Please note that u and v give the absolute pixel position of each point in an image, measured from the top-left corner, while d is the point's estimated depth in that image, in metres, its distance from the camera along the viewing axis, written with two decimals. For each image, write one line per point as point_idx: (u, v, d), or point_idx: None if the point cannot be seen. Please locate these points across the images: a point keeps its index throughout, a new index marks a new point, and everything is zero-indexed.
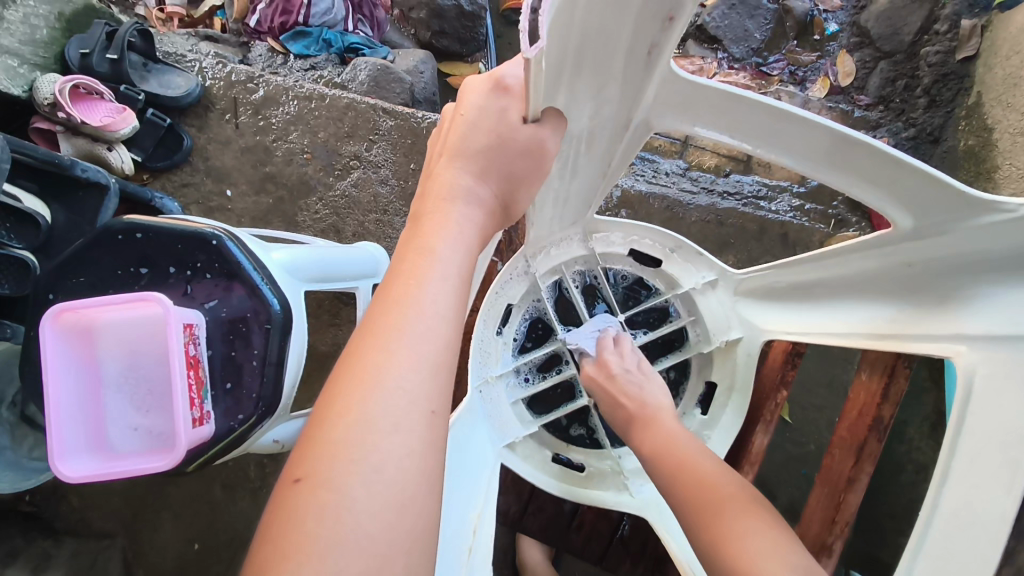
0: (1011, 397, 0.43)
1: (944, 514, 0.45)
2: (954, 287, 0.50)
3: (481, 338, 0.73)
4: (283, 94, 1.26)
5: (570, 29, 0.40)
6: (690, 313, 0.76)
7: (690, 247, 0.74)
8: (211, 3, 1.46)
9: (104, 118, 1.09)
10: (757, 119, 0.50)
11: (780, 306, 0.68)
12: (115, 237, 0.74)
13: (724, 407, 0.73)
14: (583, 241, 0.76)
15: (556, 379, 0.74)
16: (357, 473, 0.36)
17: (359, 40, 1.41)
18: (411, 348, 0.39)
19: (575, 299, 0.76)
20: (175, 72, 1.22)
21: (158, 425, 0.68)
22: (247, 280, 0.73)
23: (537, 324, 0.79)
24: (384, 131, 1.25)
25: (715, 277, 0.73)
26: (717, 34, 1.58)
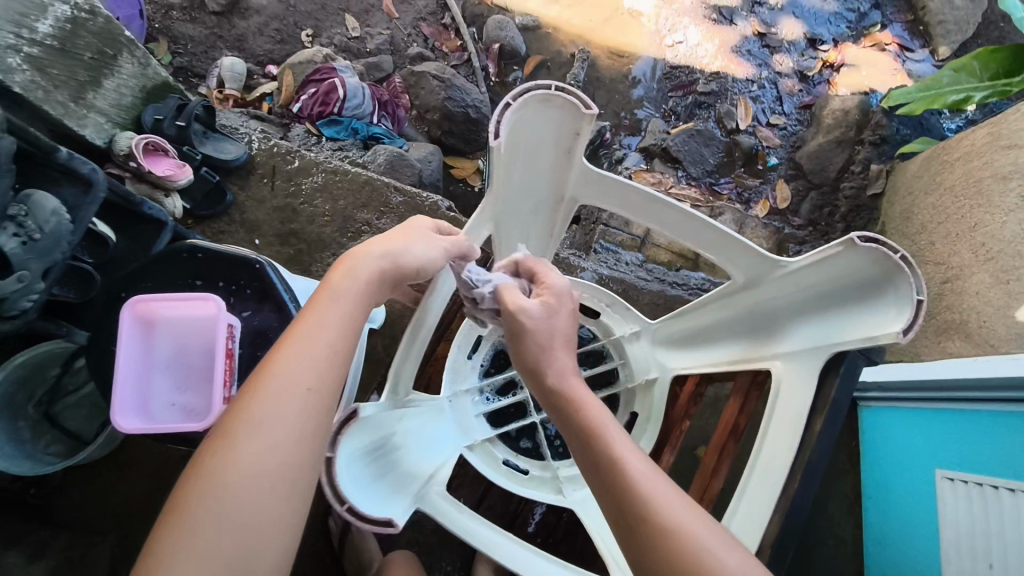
0: (798, 392, 0.65)
1: (757, 470, 0.66)
2: (776, 326, 0.71)
3: (454, 359, 0.94)
4: (314, 168, 1.52)
5: (517, 134, 0.65)
6: (621, 357, 0.97)
7: (622, 305, 0.96)
8: (262, 90, 1.77)
9: (167, 171, 1.35)
10: (643, 204, 0.72)
11: (682, 351, 0.90)
12: (180, 254, 0.94)
13: (641, 433, 0.93)
14: None
15: (513, 399, 0.94)
16: (254, 422, 0.57)
17: (381, 131, 1.71)
18: (302, 349, 0.60)
19: None
20: (228, 140, 1.49)
21: (193, 402, 0.87)
22: (278, 298, 0.94)
23: (499, 354, 0.99)
24: (395, 205, 1.51)
25: (640, 329, 0.95)
26: (678, 156, 1.90)
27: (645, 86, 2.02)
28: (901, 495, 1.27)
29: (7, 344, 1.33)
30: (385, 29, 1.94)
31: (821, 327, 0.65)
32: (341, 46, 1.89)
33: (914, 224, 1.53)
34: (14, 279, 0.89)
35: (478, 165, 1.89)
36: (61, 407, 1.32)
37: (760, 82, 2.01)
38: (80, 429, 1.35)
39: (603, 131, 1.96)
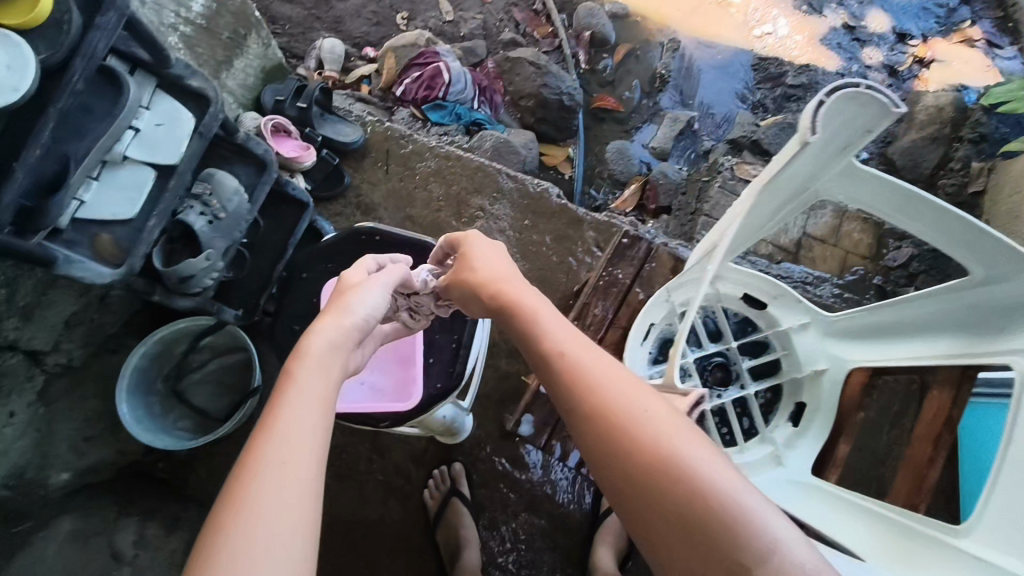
0: None
1: (1010, 462, 0.65)
2: (1013, 322, 0.70)
3: (631, 348, 0.97)
4: (426, 152, 1.53)
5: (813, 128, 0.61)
6: (785, 348, 0.99)
7: (790, 296, 0.95)
8: (360, 72, 1.76)
9: (293, 153, 1.36)
10: (898, 198, 0.71)
11: (863, 344, 0.91)
12: (367, 239, 0.99)
13: (811, 422, 0.95)
14: (710, 283, 0.98)
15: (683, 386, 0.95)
16: (261, 489, 0.53)
17: (483, 117, 1.71)
18: (292, 410, 0.59)
19: (699, 328, 0.98)
20: (344, 123, 1.49)
21: (380, 384, 0.95)
22: None
23: (666, 343, 1.01)
24: (507, 191, 1.52)
25: (808, 320, 0.95)
26: (770, 149, 1.84)
27: (711, 90, 2.01)
28: None
29: (134, 319, 1.34)
30: (478, 15, 1.94)
31: None
32: (436, 30, 1.90)
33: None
34: (205, 256, 0.90)
35: (570, 153, 1.90)
36: (189, 383, 1.32)
37: (849, 76, 2.00)
38: (207, 406, 1.33)
39: (693, 122, 1.96)
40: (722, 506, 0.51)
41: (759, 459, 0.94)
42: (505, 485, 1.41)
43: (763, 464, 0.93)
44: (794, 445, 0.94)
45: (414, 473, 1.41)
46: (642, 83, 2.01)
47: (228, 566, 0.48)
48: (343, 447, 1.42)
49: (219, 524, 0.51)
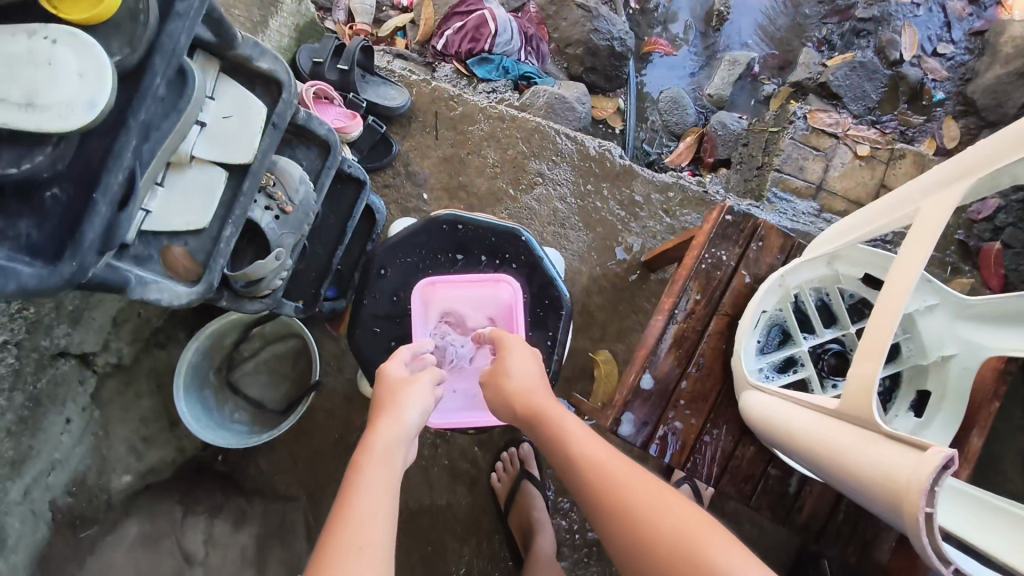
0: None
1: None
2: None
3: (744, 338, 0.88)
4: (478, 114, 1.41)
5: None
6: (905, 331, 0.91)
7: (918, 276, 0.87)
8: (395, 24, 1.62)
9: (338, 122, 1.24)
10: None
11: (1001, 329, 0.82)
12: (442, 227, 0.87)
13: (937, 410, 0.87)
14: (827, 264, 0.88)
15: (799, 379, 0.87)
16: None
17: (532, 70, 1.57)
18: (359, 506, 0.59)
19: (814, 314, 0.89)
20: (388, 85, 1.37)
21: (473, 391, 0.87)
22: (546, 274, 0.87)
23: (775, 329, 0.92)
24: (566, 153, 1.41)
25: (937, 302, 0.87)
26: (839, 92, 1.69)
27: (737, 22, 1.86)
28: None
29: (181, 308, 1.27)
30: None
31: None
32: None
33: None
34: (275, 258, 0.81)
35: (619, 105, 1.75)
36: (242, 375, 1.26)
37: (925, 6, 1.82)
38: (262, 397, 1.27)
39: (753, 64, 1.81)
40: None
41: None
42: None
43: None
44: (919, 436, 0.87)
45: (480, 456, 1.37)
46: (696, 23, 1.86)
47: None
48: None
49: None
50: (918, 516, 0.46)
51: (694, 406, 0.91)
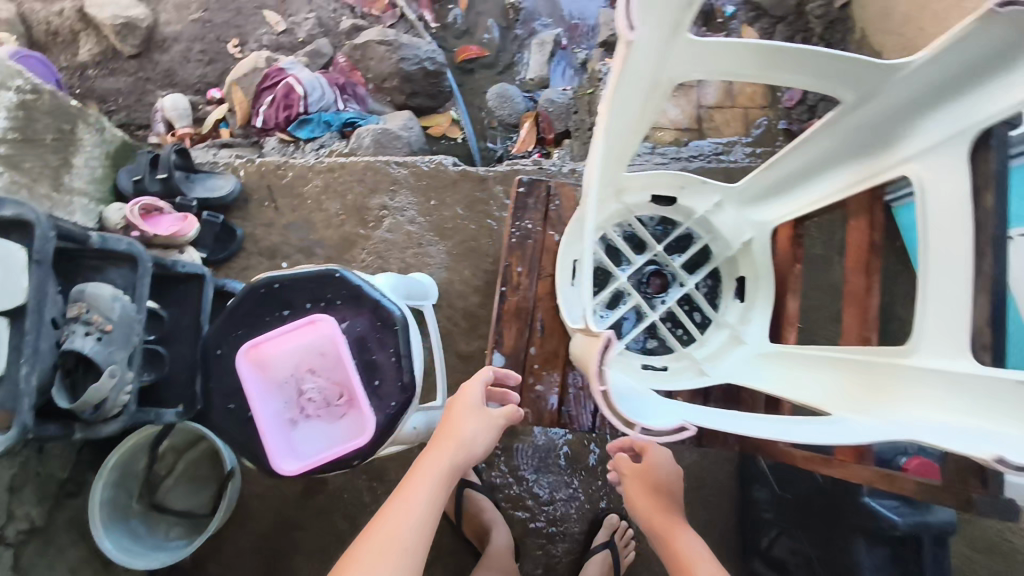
0: (948, 176, 0.62)
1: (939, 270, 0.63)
2: (893, 135, 0.69)
3: (565, 291, 0.93)
4: (309, 173, 1.47)
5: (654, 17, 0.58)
6: (709, 232, 0.98)
7: (696, 182, 0.95)
8: (215, 117, 1.66)
9: (172, 228, 1.28)
10: (767, 56, 0.65)
11: (777, 199, 0.91)
12: (260, 292, 0.91)
13: (756, 290, 0.95)
14: (616, 199, 0.95)
15: (626, 310, 0.94)
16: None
17: (353, 114, 1.63)
18: (405, 522, 0.73)
19: (622, 247, 0.96)
20: (214, 176, 1.42)
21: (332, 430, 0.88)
22: (370, 298, 0.92)
23: (597, 272, 0.99)
24: (401, 179, 1.47)
25: (720, 198, 0.95)
26: None
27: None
28: None
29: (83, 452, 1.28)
30: (309, 12, 1.82)
31: (946, 116, 0.63)
32: (272, 46, 1.78)
33: (894, 19, 1.50)
34: (108, 375, 0.85)
35: (454, 116, 1.82)
36: (165, 492, 1.29)
37: None
38: (189, 506, 1.30)
39: (560, 39, 1.90)
40: None
41: (721, 347, 0.94)
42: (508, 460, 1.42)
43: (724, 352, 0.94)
44: (748, 319, 0.94)
45: None
46: (497, 20, 1.95)
47: None
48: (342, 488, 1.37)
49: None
50: (598, 392, 0.62)
51: (549, 366, 0.96)
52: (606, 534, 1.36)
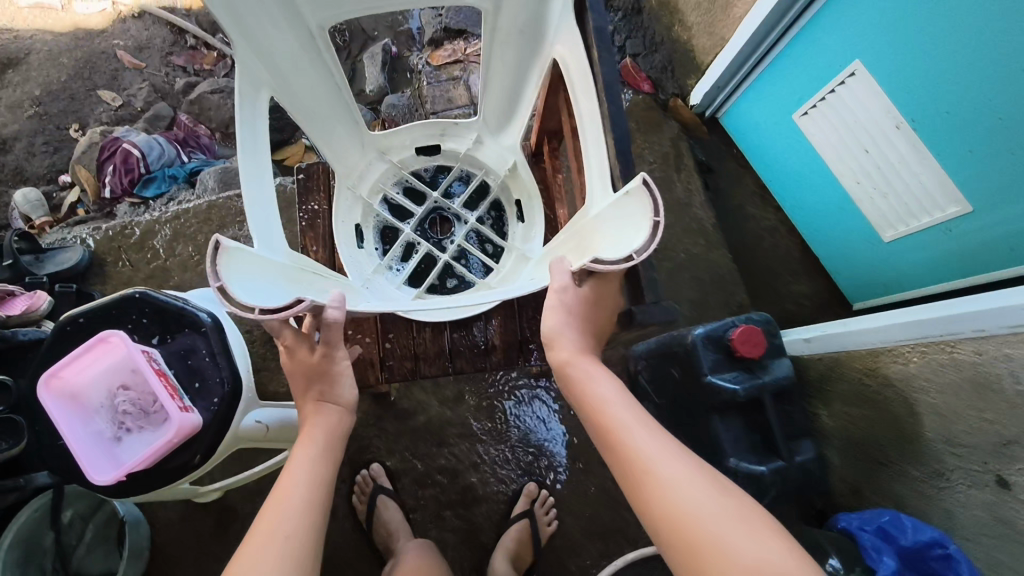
0: (572, 49, 0.83)
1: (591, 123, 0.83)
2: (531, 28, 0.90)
3: (349, 254, 1.08)
4: (156, 225, 1.52)
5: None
6: (480, 168, 1.16)
7: (450, 126, 1.15)
8: (69, 201, 1.71)
9: (26, 305, 1.29)
10: None
11: (507, 120, 1.10)
12: (65, 329, 0.96)
13: (528, 200, 1.13)
14: (382, 157, 1.15)
15: (414, 256, 1.09)
16: (259, 542, 0.69)
17: (197, 163, 1.70)
18: (287, 482, 0.78)
19: (401, 202, 1.14)
20: (63, 250, 1.47)
21: (149, 437, 0.90)
22: (174, 308, 0.98)
23: (386, 231, 1.15)
24: (246, 209, 1.53)
25: (477, 134, 1.15)
26: (461, 27, 1.84)
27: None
28: (796, 162, 1.57)
29: None
30: (142, 82, 1.88)
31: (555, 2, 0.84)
32: (112, 120, 1.84)
33: None
34: None
35: (305, 143, 1.89)
36: (78, 561, 1.22)
37: None
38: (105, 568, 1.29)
39: (389, 47, 1.91)
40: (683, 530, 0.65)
41: (511, 264, 1.08)
42: (409, 446, 1.45)
43: (513, 265, 1.08)
44: (528, 236, 1.11)
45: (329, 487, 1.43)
46: None
47: None
48: (253, 511, 1.40)
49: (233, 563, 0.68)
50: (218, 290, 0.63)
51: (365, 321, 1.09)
52: (524, 504, 1.39)
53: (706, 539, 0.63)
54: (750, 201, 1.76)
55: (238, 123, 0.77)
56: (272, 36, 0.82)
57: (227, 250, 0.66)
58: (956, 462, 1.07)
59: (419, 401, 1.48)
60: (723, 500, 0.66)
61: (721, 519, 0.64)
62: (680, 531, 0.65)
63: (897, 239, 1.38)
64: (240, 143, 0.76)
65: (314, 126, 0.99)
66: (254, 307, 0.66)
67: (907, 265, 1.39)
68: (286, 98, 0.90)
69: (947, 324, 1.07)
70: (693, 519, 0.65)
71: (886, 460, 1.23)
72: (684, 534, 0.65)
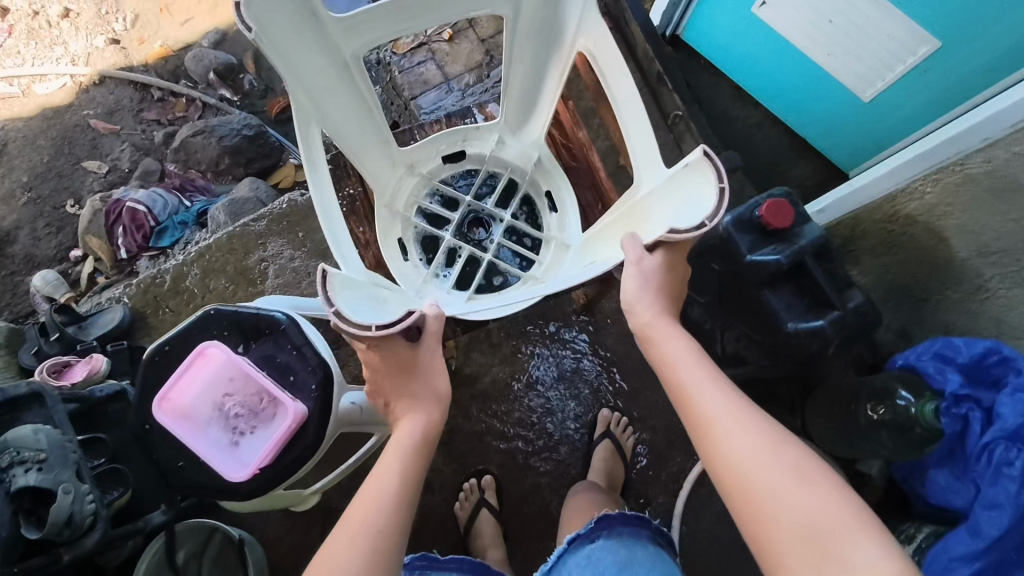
0: (598, 31, 0.88)
1: (601, 56, 0.89)
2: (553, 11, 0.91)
3: (399, 269, 1.05)
4: (184, 267, 1.55)
5: (276, 18, 0.75)
6: (506, 167, 1.12)
7: (471, 130, 1.11)
8: (87, 271, 1.73)
9: (86, 369, 1.32)
10: (408, 10, 0.86)
11: (535, 116, 1.09)
12: (154, 360, 0.99)
13: (562, 191, 1.11)
14: (410, 171, 1.10)
15: (461, 262, 1.05)
16: (330, 563, 0.70)
17: (202, 204, 1.73)
18: (365, 494, 0.79)
19: (437, 211, 1.09)
20: (102, 313, 1.50)
21: (264, 431, 0.96)
22: (251, 315, 1.00)
23: (427, 241, 1.10)
24: (265, 229, 1.56)
25: (498, 134, 1.11)
26: None
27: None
28: (764, 59, 1.66)
29: None
30: (123, 144, 1.90)
31: None
32: (105, 187, 1.86)
33: None
34: (62, 492, 0.98)
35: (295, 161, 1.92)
36: None
37: None
38: None
39: None
40: (741, 482, 0.71)
41: (553, 256, 1.08)
42: (482, 409, 1.50)
43: (556, 258, 1.07)
44: (565, 225, 1.10)
45: None
46: None
47: None
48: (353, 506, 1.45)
49: None
50: (335, 318, 0.71)
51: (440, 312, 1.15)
52: (602, 428, 1.46)
53: (761, 496, 0.69)
54: (731, 104, 1.83)
55: (302, 160, 0.79)
56: (302, 59, 0.81)
57: (333, 277, 0.73)
58: (992, 270, 1.15)
59: (480, 364, 1.53)
60: (783, 456, 0.71)
61: (780, 473, 0.69)
62: (738, 479, 0.72)
63: (878, 96, 1.46)
64: (308, 180, 0.79)
65: (356, 159, 0.98)
66: (369, 326, 0.73)
67: (894, 118, 1.47)
68: (330, 131, 0.90)
69: (952, 146, 1.15)
70: (740, 466, 0.72)
71: (926, 293, 1.31)
72: (737, 486, 0.72)
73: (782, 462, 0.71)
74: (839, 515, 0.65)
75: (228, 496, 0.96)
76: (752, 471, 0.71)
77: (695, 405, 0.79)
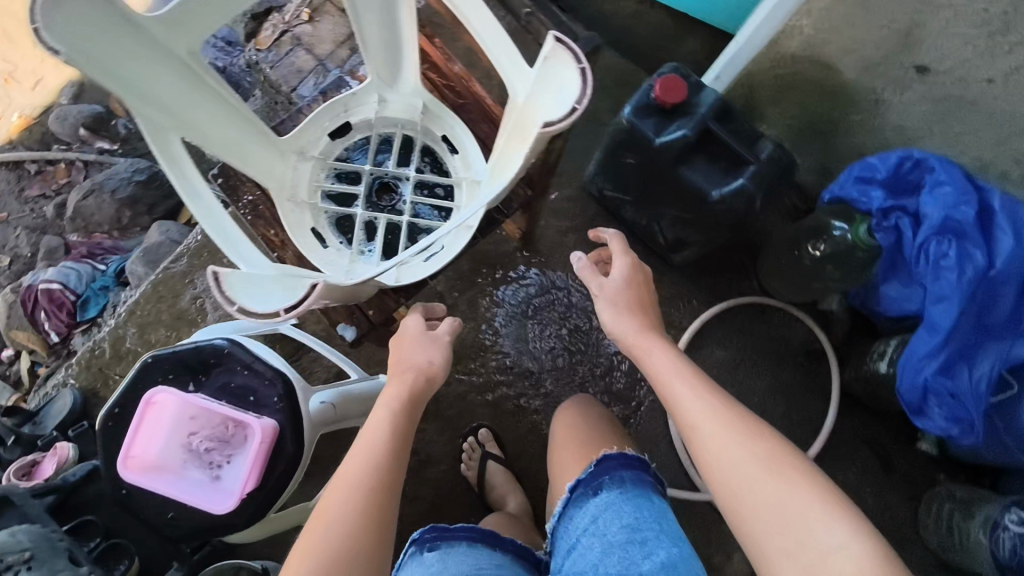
0: None
1: None
2: None
3: (321, 257, 1.01)
4: (120, 330, 1.50)
5: (90, 34, 0.70)
6: (395, 124, 1.08)
7: (347, 98, 1.06)
8: (25, 366, 1.66)
9: (54, 461, 1.27)
10: None
11: (405, 64, 1.03)
12: (110, 423, 0.96)
13: (456, 130, 1.07)
14: (303, 156, 1.05)
15: (380, 232, 1.02)
16: (326, 514, 0.79)
17: (117, 263, 1.66)
18: (359, 446, 0.87)
19: (338, 189, 1.06)
20: (53, 400, 1.44)
21: (242, 456, 0.94)
22: (190, 349, 0.97)
23: (341, 222, 1.07)
24: (188, 267, 1.51)
25: (376, 94, 1.07)
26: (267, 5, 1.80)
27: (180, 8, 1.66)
28: None
29: None
30: (17, 230, 1.80)
31: None
32: (14, 279, 1.77)
33: None
34: None
35: None
36: None
37: None
38: None
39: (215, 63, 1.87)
40: (732, 495, 0.74)
41: (467, 196, 1.05)
42: (459, 369, 1.50)
43: (468, 197, 1.05)
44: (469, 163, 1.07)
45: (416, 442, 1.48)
46: None
47: (306, 550, 0.76)
48: None
49: (306, 532, 0.79)
50: (237, 313, 0.75)
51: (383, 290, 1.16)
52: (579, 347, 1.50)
53: (749, 509, 0.72)
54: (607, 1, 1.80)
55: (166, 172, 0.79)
56: (138, 68, 0.76)
57: (225, 278, 0.78)
58: (881, 80, 1.18)
59: None
60: (766, 467, 0.73)
61: (763, 487, 0.73)
62: (728, 494, 0.75)
63: None
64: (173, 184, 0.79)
65: (239, 159, 0.94)
66: (278, 311, 0.76)
67: None
68: (195, 136, 0.86)
69: None
70: (730, 477, 0.75)
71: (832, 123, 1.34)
72: (728, 498, 0.75)
73: (765, 477, 0.73)
74: (824, 530, 0.68)
75: (229, 528, 0.95)
76: (736, 483, 0.74)
77: (680, 414, 0.82)
